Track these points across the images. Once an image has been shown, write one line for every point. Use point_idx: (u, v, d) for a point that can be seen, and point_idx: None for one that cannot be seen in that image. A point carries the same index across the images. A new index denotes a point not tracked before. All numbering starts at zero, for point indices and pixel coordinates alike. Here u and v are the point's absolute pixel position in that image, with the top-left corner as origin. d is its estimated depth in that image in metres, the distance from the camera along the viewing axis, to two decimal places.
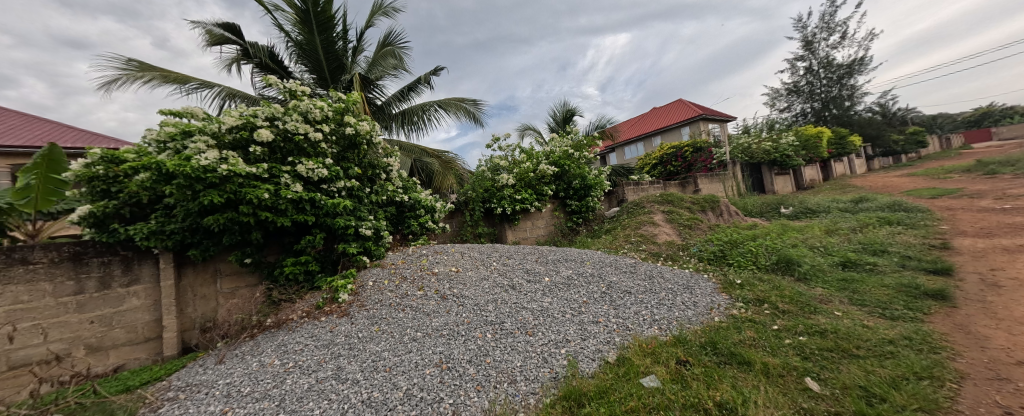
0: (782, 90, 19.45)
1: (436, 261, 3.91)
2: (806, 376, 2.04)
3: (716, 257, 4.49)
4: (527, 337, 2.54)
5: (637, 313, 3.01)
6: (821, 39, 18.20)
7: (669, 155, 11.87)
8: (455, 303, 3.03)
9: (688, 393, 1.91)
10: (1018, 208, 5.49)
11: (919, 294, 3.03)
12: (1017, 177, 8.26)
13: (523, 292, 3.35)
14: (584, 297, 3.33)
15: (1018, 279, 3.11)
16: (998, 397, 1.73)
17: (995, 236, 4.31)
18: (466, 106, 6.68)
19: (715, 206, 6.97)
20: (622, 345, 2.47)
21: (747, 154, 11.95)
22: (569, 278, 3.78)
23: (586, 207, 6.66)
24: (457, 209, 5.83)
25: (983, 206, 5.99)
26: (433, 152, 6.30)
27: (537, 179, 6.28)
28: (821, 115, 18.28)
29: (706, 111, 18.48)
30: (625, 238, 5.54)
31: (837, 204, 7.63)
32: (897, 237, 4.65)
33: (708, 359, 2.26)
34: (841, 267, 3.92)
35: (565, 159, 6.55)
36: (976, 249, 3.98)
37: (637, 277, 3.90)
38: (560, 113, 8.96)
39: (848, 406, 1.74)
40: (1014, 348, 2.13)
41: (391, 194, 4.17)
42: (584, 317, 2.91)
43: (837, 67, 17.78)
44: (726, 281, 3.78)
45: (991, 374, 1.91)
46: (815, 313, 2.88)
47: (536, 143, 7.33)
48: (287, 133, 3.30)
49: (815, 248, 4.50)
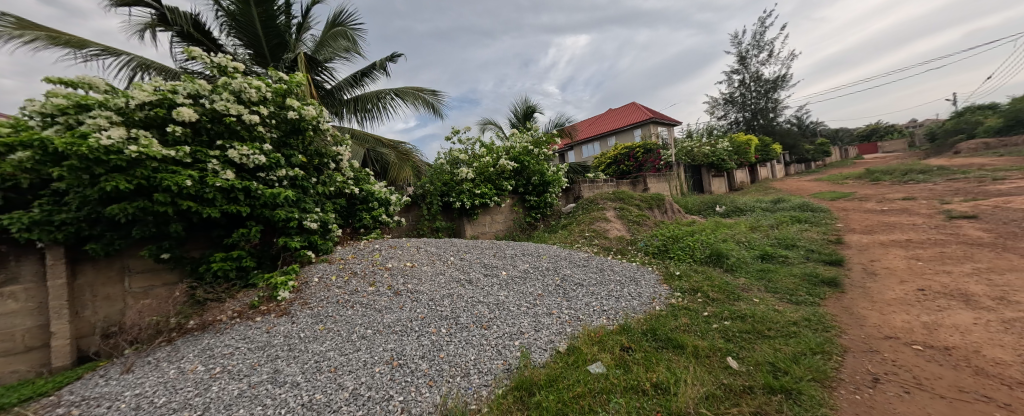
0: (721, 100, 21.41)
1: (389, 255, 3.77)
2: (728, 356, 2.30)
3: (660, 252, 4.85)
4: (482, 330, 2.56)
5: (588, 305, 3.17)
6: (753, 56, 20.30)
7: (623, 155, 12.55)
8: (409, 299, 2.95)
9: (629, 376, 2.06)
10: (893, 209, 6.64)
11: (818, 282, 3.54)
12: (894, 184, 9.97)
13: (480, 286, 3.36)
14: (540, 290, 3.42)
15: (889, 268, 3.77)
16: (870, 366, 2.09)
17: (876, 233, 5.17)
18: (425, 96, 6.45)
19: (661, 204, 7.51)
20: (572, 335, 2.58)
21: (690, 156, 13.02)
22: (525, 272, 3.87)
23: (545, 203, 6.80)
24: (414, 202, 5.70)
25: (869, 208, 7.16)
26: (388, 141, 6.00)
27: (497, 174, 6.29)
28: (751, 124, 20.45)
29: (656, 114, 19.76)
30: (580, 233, 5.78)
31: (760, 203, 8.62)
32: (805, 233, 5.39)
33: (648, 345, 2.45)
34: (761, 259, 4.45)
35: (524, 155, 6.62)
36: (862, 244, 4.74)
37: (589, 270, 4.10)
38: (521, 109, 9.02)
39: (759, 380, 1.99)
40: (882, 325, 2.59)
41: (341, 185, 3.93)
42: (539, 309, 3.00)
43: (765, 82, 19.96)
44: (667, 272, 4.12)
45: (865, 347, 2.31)
46: (739, 300, 3.24)
47: (496, 137, 7.31)
48: (216, 113, 2.95)
49: (741, 243, 5.05)
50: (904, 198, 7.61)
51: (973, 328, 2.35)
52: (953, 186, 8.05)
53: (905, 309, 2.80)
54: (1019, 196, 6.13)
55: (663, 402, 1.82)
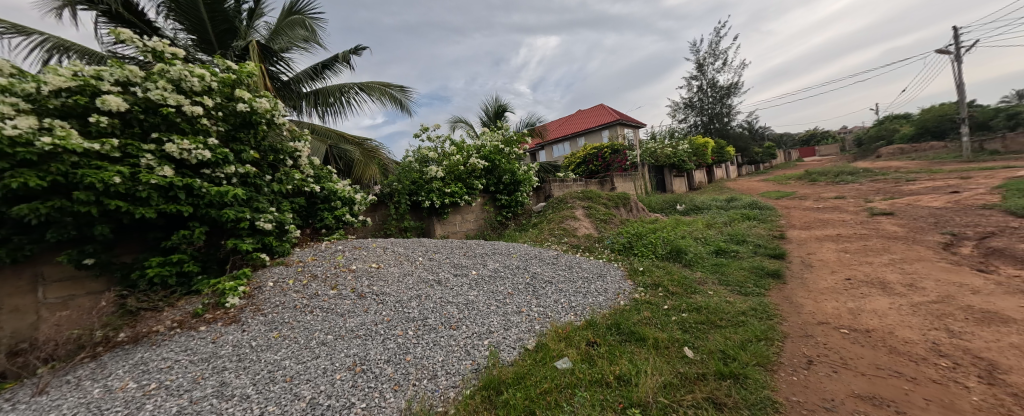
0: (681, 104, 22.63)
1: (353, 256, 3.62)
2: (685, 346, 2.43)
3: (625, 249, 5.04)
4: (451, 331, 2.52)
5: (556, 302, 3.23)
6: (709, 64, 21.64)
7: (591, 155, 12.90)
8: (374, 301, 2.85)
9: (594, 370, 2.12)
10: (827, 207, 7.37)
11: (764, 274, 3.85)
12: (829, 184, 11.06)
13: (449, 286, 3.31)
14: (510, 289, 3.43)
15: (823, 260, 4.18)
16: (805, 349, 2.31)
17: (813, 229, 5.71)
18: (392, 92, 6.24)
19: (627, 203, 7.81)
20: (541, 333, 2.62)
21: (653, 157, 13.65)
22: (496, 271, 3.86)
23: (515, 202, 6.82)
24: (381, 201, 5.51)
25: (808, 205, 7.89)
26: (352, 137, 5.72)
27: (468, 173, 6.22)
28: (708, 127, 21.81)
29: (622, 116, 20.49)
30: (550, 231, 5.87)
31: (716, 202, 9.23)
32: (754, 230, 5.84)
33: (612, 339, 2.54)
34: (715, 254, 4.76)
35: (495, 154, 6.59)
36: (802, 239, 5.21)
37: (558, 268, 4.18)
38: (492, 107, 8.98)
39: (711, 367, 2.13)
40: (816, 311, 2.86)
41: (299, 183, 3.70)
42: (509, 308, 3.01)
43: (720, 88, 21.34)
44: (631, 268, 4.29)
45: (802, 332, 2.55)
46: (695, 293, 3.45)
47: (467, 135, 7.23)
48: (151, 103, 2.66)
49: (698, 239, 5.38)
50: (836, 197, 8.47)
51: (888, 312, 2.67)
52: (875, 187, 9.07)
53: (835, 297, 3.11)
54: (926, 195, 7.03)
55: (625, 393, 1.89)
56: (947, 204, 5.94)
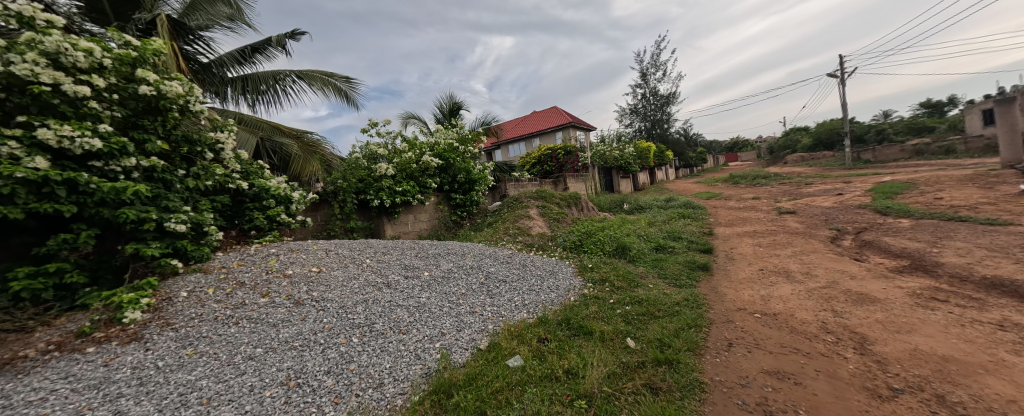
0: (628, 110, 24.15)
1: (289, 260, 3.30)
2: (627, 337, 2.59)
3: (576, 247, 5.24)
4: (399, 335, 2.41)
5: (509, 300, 3.26)
6: (651, 74, 23.36)
7: (545, 155, 13.21)
8: (313, 308, 2.62)
9: (544, 366, 2.17)
10: (747, 206, 8.37)
11: (695, 267, 4.26)
12: (749, 186, 12.56)
13: (399, 289, 3.17)
14: (463, 289, 3.38)
15: (743, 253, 4.74)
16: (727, 334, 2.59)
17: (736, 226, 6.44)
18: (335, 83, 5.80)
19: (578, 202, 8.13)
20: (493, 332, 2.62)
21: (602, 159, 14.39)
22: (449, 272, 3.78)
23: (470, 201, 6.73)
24: (323, 200, 5.10)
25: (733, 205, 8.88)
26: (289, 129, 5.20)
27: (420, 171, 5.99)
28: (651, 133, 23.55)
29: (574, 119, 21.28)
30: (504, 231, 5.91)
31: (657, 202, 10.00)
32: (689, 227, 6.43)
33: (562, 334, 2.62)
34: (656, 249, 5.16)
35: (449, 152, 6.42)
36: (726, 235, 5.86)
37: (512, 267, 4.22)
38: (446, 105, 8.77)
39: (649, 355, 2.29)
40: (736, 299, 3.24)
41: (222, 180, 3.28)
42: (462, 309, 2.96)
43: (661, 97, 23.13)
44: (581, 265, 4.48)
45: (725, 318, 2.86)
46: (637, 287, 3.70)
47: (420, 133, 6.99)
48: (17, 78, 2.17)
49: (641, 236, 5.78)
50: (754, 198, 9.66)
51: (790, 297, 3.11)
52: (784, 189, 10.51)
53: (751, 286, 3.54)
54: (820, 196, 8.31)
55: (573, 386, 1.97)
56: (835, 203, 7.08)
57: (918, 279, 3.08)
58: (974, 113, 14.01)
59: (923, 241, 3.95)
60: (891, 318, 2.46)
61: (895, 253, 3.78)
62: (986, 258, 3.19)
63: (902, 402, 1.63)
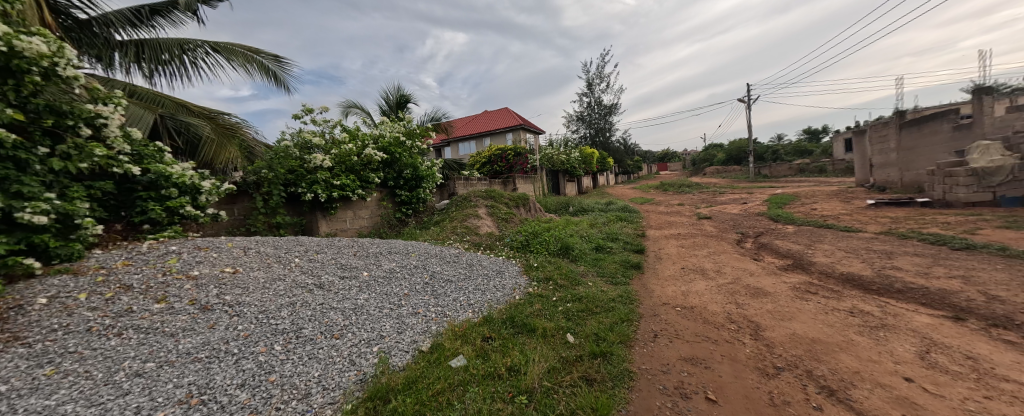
0: (574, 116, 25.35)
1: (195, 260, 2.86)
2: (567, 333, 2.72)
3: (523, 246, 5.35)
4: (332, 340, 2.23)
5: (454, 300, 3.21)
6: (597, 84, 24.79)
7: (496, 155, 13.30)
8: (225, 314, 2.29)
9: (487, 364, 2.18)
10: (674, 211, 9.35)
11: (630, 266, 4.63)
12: (676, 193, 14.01)
13: (333, 290, 2.92)
14: (406, 290, 3.24)
15: (670, 253, 5.27)
16: (654, 326, 2.85)
17: (665, 228, 7.14)
18: (261, 60, 5.15)
19: (526, 203, 8.30)
20: (437, 333, 2.55)
21: (550, 162, 14.92)
22: (391, 272, 3.59)
23: (417, 198, 6.47)
24: (243, 191, 4.51)
25: (663, 209, 9.84)
26: (198, 108, 4.49)
27: (362, 164, 5.60)
28: (595, 140, 25.02)
29: (524, 121, 21.74)
30: (452, 229, 5.81)
31: (598, 205, 10.66)
32: (625, 229, 6.97)
33: (506, 332, 2.66)
34: (596, 249, 5.49)
35: (395, 146, 6.09)
36: (656, 236, 6.46)
37: (459, 267, 4.15)
38: (393, 97, 8.31)
39: (586, 349, 2.43)
40: (662, 295, 3.59)
41: (105, 162, 2.71)
42: (404, 310, 2.83)
43: (604, 107, 24.67)
44: (526, 264, 4.59)
45: (652, 312, 3.15)
46: (578, 284, 3.91)
47: (363, 124, 6.53)
48: None
49: (583, 237, 6.11)
50: (680, 204, 10.82)
51: (705, 292, 3.54)
52: (703, 197, 11.94)
53: (676, 282, 3.96)
54: (730, 204, 9.60)
55: (515, 382, 2.00)
56: (741, 211, 8.25)
57: (797, 275, 3.72)
58: (840, 141, 17.26)
59: (803, 244, 4.78)
60: (777, 308, 2.93)
61: (784, 253, 4.52)
62: (844, 258, 3.96)
63: (783, 378, 1.96)
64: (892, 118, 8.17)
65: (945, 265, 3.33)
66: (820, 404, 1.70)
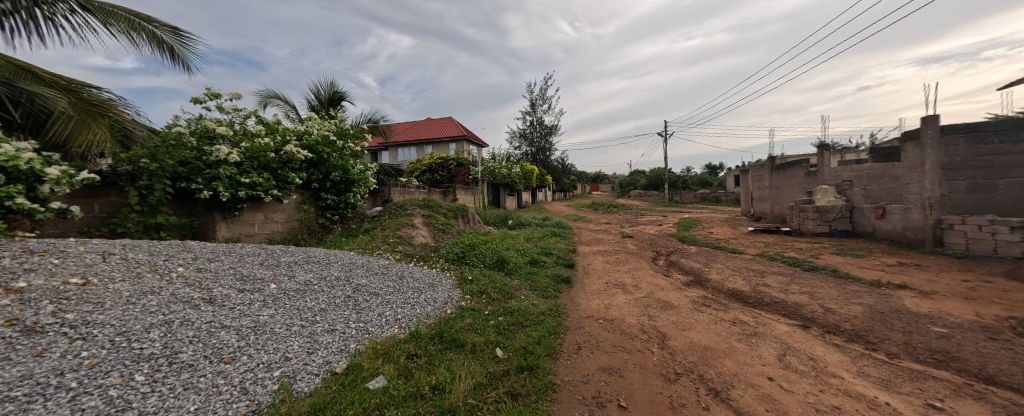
0: (517, 133, 26.18)
1: (23, 268, 2.20)
2: (496, 347, 2.70)
3: (458, 258, 5.24)
4: (220, 366, 1.88)
5: (380, 315, 2.98)
6: (540, 105, 26.05)
7: (437, 164, 13.18)
8: (63, 337, 1.79)
9: (410, 384, 2.04)
10: (603, 229, 10.14)
11: (560, 280, 4.84)
12: (605, 213, 15.20)
13: (227, 306, 2.49)
14: (323, 304, 2.92)
15: (596, 268, 5.65)
16: (579, 339, 2.99)
17: (593, 245, 7.67)
18: (153, 30, 4.34)
19: (465, 214, 8.19)
20: (355, 352, 2.33)
21: (492, 175, 15.08)
22: (306, 284, 3.20)
23: (345, 204, 5.93)
24: (112, 183, 3.69)
25: (593, 227, 10.61)
26: (50, 74, 3.57)
27: (281, 162, 4.98)
28: (535, 157, 26.07)
29: (468, 133, 21.75)
30: (383, 238, 5.47)
31: (535, 220, 11.03)
32: (558, 244, 7.31)
33: (433, 348, 2.54)
34: (530, 263, 5.63)
35: (323, 145, 5.55)
36: (585, 252, 6.89)
37: (388, 279, 3.88)
38: (325, 92, 7.64)
39: (514, 363, 2.44)
40: (588, 308, 3.81)
41: None
42: (318, 327, 2.54)
43: (545, 127, 25.94)
44: (461, 278, 4.49)
45: (577, 325, 3.32)
46: (511, 298, 3.94)
47: (285, 117, 5.87)
48: None
49: (519, 250, 6.23)
50: (608, 222, 11.77)
51: (624, 305, 3.85)
52: (628, 217, 13.17)
53: (600, 296, 4.24)
54: (649, 225, 10.74)
55: (438, 402, 1.91)
56: (657, 231, 9.29)
57: (697, 290, 4.27)
58: (731, 177, 20.65)
59: (702, 262, 5.52)
60: (680, 320, 3.32)
61: (689, 270, 5.16)
62: (732, 275, 4.67)
63: (681, 383, 2.20)
64: (768, 161, 10.06)
65: (799, 283, 4.14)
66: (707, 405, 1.95)
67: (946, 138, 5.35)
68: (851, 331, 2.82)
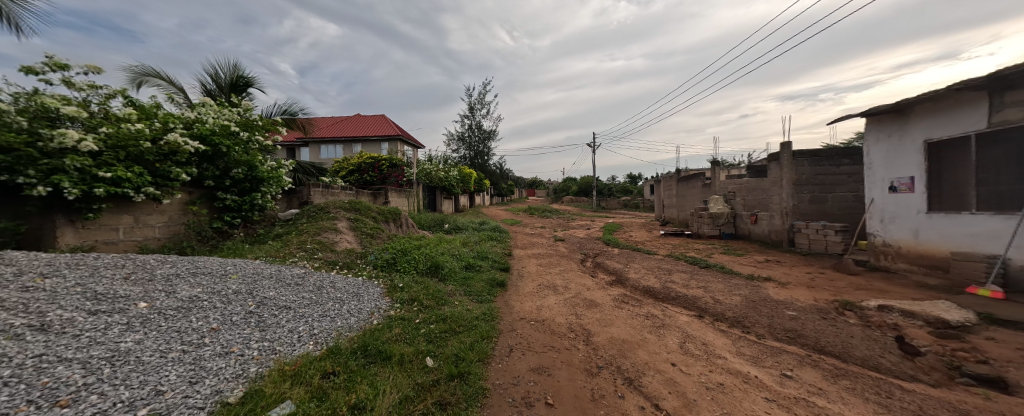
0: (455, 136, 25.80)
1: None
2: (426, 356, 2.59)
3: (388, 265, 4.93)
4: (53, 410, 1.44)
5: (290, 331, 2.63)
6: (478, 109, 26.10)
7: (367, 164, 12.31)
8: None
9: (324, 406, 1.83)
10: (537, 233, 10.55)
11: (495, 284, 4.87)
12: (541, 217, 15.81)
13: (70, 334, 1.94)
14: (214, 323, 2.47)
15: (530, 271, 5.83)
16: (511, 341, 3.03)
17: (528, 248, 7.90)
18: None
19: (397, 218, 7.76)
20: (256, 376, 2.01)
21: (428, 177, 14.58)
22: (191, 301, 2.68)
23: (250, 206, 5.16)
24: None
25: (529, 231, 10.95)
26: None
27: (160, 154, 4.11)
28: (473, 161, 25.98)
29: (402, 133, 20.76)
30: (298, 245, 4.89)
31: (473, 224, 10.96)
32: (494, 248, 7.37)
33: (354, 364, 2.33)
34: (465, 268, 5.55)
35: (222, 136, 4.74)
36: (520, 256, 7.06)
37: (302, 290, 3.46)
38: (227, 76, 6.58)
39: (444, 371, 2.37)
40: (521, 310, 3.90)
41: None
42: (206, 351, 2.13)
43: (484, 131, 26.04)
44: (390, 285, 4.22)
45: (510, 327, 3.37)
46: (444, 304, 3.83)
47: (166, 100, 4.87)
48: None
49: (455, 255, 6.11)
50: (543, 226, 12.27)
51: (554, 305, 4.03)
52: (560, 222, 13.90)
53: (533, 298, 4.37)
54: (579, 229, 11.49)
55: None
56: (586, 235, 9.99)
57: (618, 288, 4.68)
58: (648, 187, 23.19)
59: (623, 263, 6.07)
60: (602, 316, 3.59)
61: (612, 271, 5.63)
62: (647, 274, 5.23)
63: (602, 376, 2.37)
64: (676, 173, 11.54)
65: (697, 279, 4.81)
66: (623, 393, 2.13)
67: (797, 160, 6.77)
68: (733, 317, 3.36)
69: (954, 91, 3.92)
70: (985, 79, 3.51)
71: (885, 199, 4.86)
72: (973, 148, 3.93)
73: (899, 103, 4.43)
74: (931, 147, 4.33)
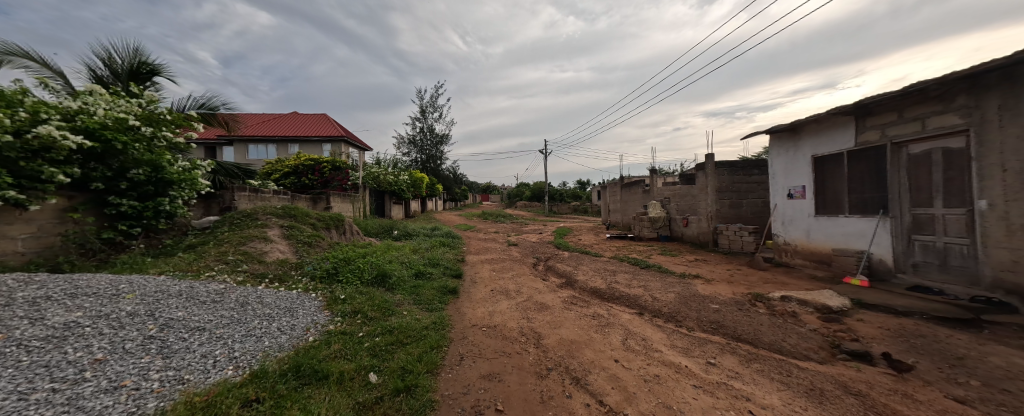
0: (406, 139, 24.88)
1: None
2: (369, 372, 2.43)
3: (328, 276, 4.55)
4: None
5: (203, 357, 2.28)
6: (430, 112, 25.47)
7: (305, 166, 11.30)
8: None
9: None
10: (491, 238, 10.54)
11: (446, 291, 4.75)
12: (494, 222, 15.83)
13: None
14: (98, 354, 2.05)
15: (483, 276, 5.78)
16: (462, 349, 2.96)
17: (481, 254, 7.85)
18: None
19: (340, 225, 7.21)
20: (156, 412, 1.70)
21: (376, 181, 13.82)
22: (66, 328, 2.20)
23: (156, 213, 4.45)
24: None
25: (482, 236, 10.89)
26: None
27: (26, 150, 3.36)
28: (425, 165, 25.24)
29: (347, 134, 19.50)
30: (218, 257, 4.31)
31: (424, 229, 10.60)
32: (447, 254, 7.19)
33: (284, 388, 2.09)
34: (415, 276, 5.33)
35: (119, 132, 4.02)
36: (473, 261, 6.98)
37: (220, 309, 3.03)
38: (125, 62, 5.62)
39: (389, 386, 2.24)
40: (473, 316, 3.84)
41: None
42: (86, 387, 1.76)
43: (436, 135, 25.49)
44: (330, 298, 3.90)
45: (461, 335, 3.29)
46: (391, 315, 3.63)
47: (38, 86, 4.01)
48: None
49: (404, 263, 5.83)
50: (497, 231, 12.30)
51: (507, 310, 4.04)
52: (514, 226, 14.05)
53: (485, 303, 4.33)
54: (532, 234, 11.71)
55: None
56: (538, 239, 10.21)
57: (568, 291, 4.84)
58: (596, 192, 24.49)
59: (573, 266, 6.30)
60: (552, 319, 3.68)
61: (562, 273, 5.80)
62: (594, 276, 5.47)
63: (551, 377, 2.42)
64: (621, 180, 12.32)
65: (639, 279, 5.15)
66: (570, 392, 2.20)
67: (719, 170, 7.62)
68: (668, 313, 3.66)
69: (832, 115, 4.72)
70: (853, 106, 4.29)
71: (786, 204, 5.68)
72: (844, 162, 4.77)
73: (794, 123, 5.23)
74: (817, 161, 5.17)
